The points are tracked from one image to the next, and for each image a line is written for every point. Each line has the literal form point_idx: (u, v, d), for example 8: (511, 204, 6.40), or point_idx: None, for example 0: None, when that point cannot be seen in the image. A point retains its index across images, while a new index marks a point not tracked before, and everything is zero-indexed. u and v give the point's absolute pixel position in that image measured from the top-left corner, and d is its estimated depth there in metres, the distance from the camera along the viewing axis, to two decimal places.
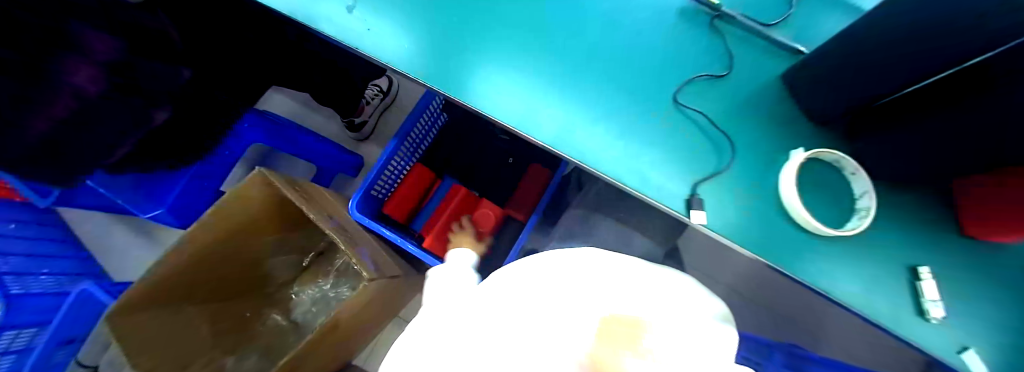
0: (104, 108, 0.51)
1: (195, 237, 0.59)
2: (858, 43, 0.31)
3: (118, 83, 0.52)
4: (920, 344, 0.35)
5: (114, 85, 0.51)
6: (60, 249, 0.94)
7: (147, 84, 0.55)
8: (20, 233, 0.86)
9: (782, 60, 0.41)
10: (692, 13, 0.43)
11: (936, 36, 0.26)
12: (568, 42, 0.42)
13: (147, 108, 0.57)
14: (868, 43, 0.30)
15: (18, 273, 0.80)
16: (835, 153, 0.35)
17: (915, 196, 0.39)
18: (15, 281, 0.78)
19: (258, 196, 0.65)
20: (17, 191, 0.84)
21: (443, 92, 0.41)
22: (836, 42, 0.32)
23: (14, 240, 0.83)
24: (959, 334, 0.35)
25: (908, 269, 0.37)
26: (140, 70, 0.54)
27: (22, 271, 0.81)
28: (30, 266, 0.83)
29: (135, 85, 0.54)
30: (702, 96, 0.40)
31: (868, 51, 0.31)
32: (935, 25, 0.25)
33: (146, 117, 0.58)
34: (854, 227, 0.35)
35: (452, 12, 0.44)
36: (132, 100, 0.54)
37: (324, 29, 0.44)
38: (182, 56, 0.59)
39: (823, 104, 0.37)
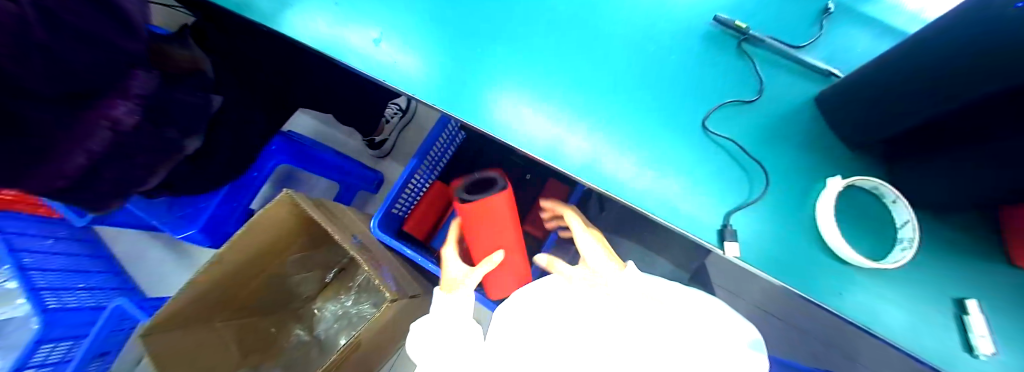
0: (137, 140, 0.51)
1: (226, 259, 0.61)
2: (919, 67, 0.29)
3: (152, 116, 0.51)
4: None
5: (148, 117, 0.51)
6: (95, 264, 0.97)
7: (179, 116, 0.56)
8: (57, 249, 0.90)
9: (814, 83, 0.41)
10: (718, 37, 0.43)
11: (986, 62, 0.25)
12: (592, 71, 0.43)
13: (180, 138, 0.58)
14: (925, 66, 0.29)
15: (55, 288, 0.83)
16: (872, 180, 0.35)
17: (959, 222, 0.37)
18: (53, 295, 0.82)
19: (285, 216, 0.67)
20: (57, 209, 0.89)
21: (471, 123, 0.41)
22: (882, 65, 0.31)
23: (52, 255, 0.88)
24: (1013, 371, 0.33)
25: (955, 302, 0.35)
26: (172, 104, 0.54)
27: (59, 287, 0.84)
28: (67, 281, 0.87)
29: (168, 117, 0.54)
30: (732, 122, 0.39)
31: (914, 75, 0.30)
32: (992, 51, 0.24)
33: (177, 146, 0.58)
34: (897, 261, 0.33)
35: (477, 44, 0.45)
36: (165, 132, 0.54)
37: (352, 63, 0.45)
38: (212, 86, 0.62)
39: (859, 128, 0.36)
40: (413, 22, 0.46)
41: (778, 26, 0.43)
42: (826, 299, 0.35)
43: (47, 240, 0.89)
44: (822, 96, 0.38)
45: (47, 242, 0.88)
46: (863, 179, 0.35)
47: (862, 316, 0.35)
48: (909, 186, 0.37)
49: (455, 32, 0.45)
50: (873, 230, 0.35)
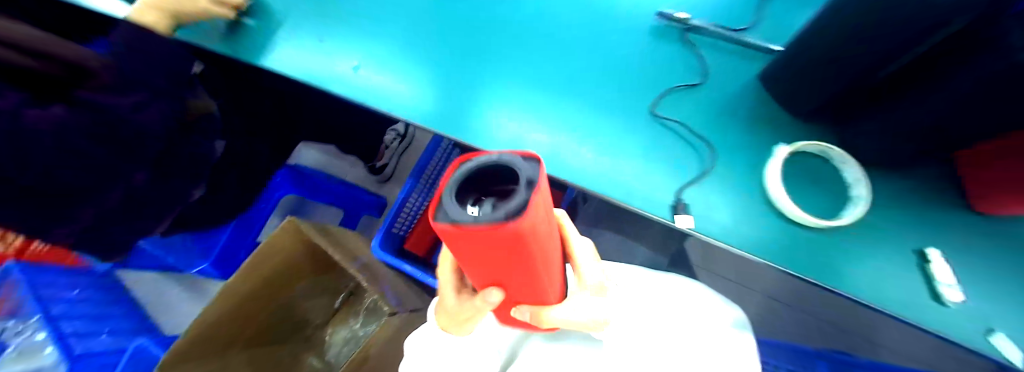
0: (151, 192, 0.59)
1: (234, 289, 0.64)
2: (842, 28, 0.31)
3: (158, 167, 0.59)
4: (934, 331, 0.34)
5: (155, 170, 0.58)
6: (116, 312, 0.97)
7: (179, 163, 0.62)
8: (83, 299, 0.93)
9: (757, 62, 0.44)
10: (664, 31, 0.46)
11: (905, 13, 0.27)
12: (551, 74, 0.47)
13: (189, 185, 0.65)
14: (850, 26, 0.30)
15: (81, 334, 0.84)
16: (820, 144, 0.37)
17: (915, 176, 0.39)
18: (78, 341, 0.81)
19: (290, 245, 0.70)
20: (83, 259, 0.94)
21: (444, 132, 0.45)
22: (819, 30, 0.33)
23: (79, 305, 0.91)
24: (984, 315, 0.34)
25: (915, 253, 0.37)
26: (179, 155, 0.62)
27: (86, 332, 0.85)
28: (93, 328, 0.87)
29: (171, 168, 0.61)
30: (680, 106, 0.43)
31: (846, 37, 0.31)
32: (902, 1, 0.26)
33: (183, 194, 0.64)
34: (843, 218, 0.36)
35: (447, 62, 0.49)
36: (172, 182, 0.61)
37: (336, 89, 0.49)
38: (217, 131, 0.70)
39: (807, 95, 0.38)
40: (388, 48, 0.51)
41: (721, 14, 0.47)
42: (784, 261, 0.36)
43: (73, 290, 0.92)
44: (765, 72, 0.41)
45: (75, 293, 0.92)
46: (810, 144, 0.37)
47: (829, 277, 0.36)
48: (860, 146, 0.38)
49: (427, 54, 0.50)
50: (828, 191, 0.37)
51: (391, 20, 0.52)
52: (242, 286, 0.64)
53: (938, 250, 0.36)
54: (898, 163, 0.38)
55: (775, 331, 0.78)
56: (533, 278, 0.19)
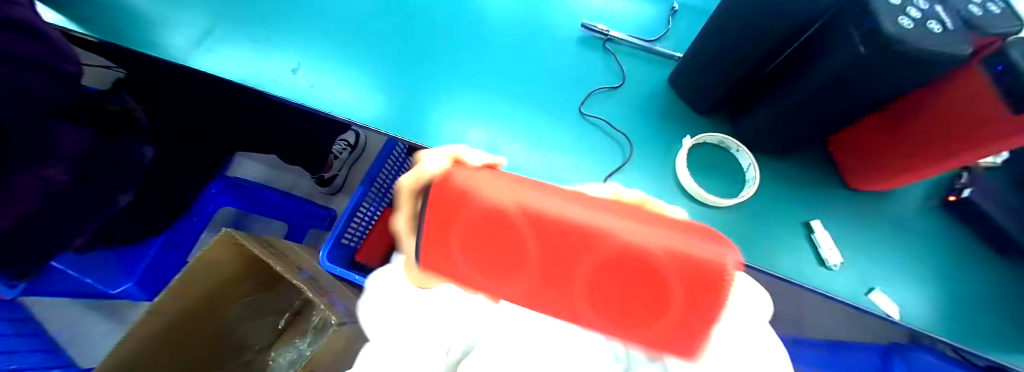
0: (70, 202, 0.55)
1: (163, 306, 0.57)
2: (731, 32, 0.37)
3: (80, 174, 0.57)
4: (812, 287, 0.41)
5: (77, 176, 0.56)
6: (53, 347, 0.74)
7: (104, 172, 0.59)
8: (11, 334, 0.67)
9: (666, 68, 0.50)
10: (589, 40, 0.52)
11: (781, 16, 0.32)
12: (489, 76, 0.50)
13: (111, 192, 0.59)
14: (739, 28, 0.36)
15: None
16: (717, 135, 0.44)
17: (791, 161, 0.47)
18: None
19: (229, 261, 0.65)
20: None
21: (386, 133, 0.46)
22: (711, 36, 0.38)
23: (12, 342, 0.66)
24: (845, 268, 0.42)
25: (803, 225, 0.44)
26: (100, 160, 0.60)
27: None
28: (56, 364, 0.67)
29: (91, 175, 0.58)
30: (602, 106, 0.48)
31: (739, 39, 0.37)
32: (776, 5, 0.32)
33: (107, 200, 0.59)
34: (743, 195, 0.42)
35: (388, 66, 0.50)
36: (96, 187, 0.58)
37: (275, 91, 0.48)
38: (146, 136, 0.64)
39: (708, 93, 0.44)
40: (328, 52, 0.51)
41: (637, 26, 0.53)
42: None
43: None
44: (673, 77, 0.47)
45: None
46: (708, 135, 0.44)
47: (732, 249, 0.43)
48: (752, 136, 0.45)
49: (367, 58, 0.51)
50: (728, 175, 0.44)
51: (331, 26, 0.53)
52: (171, 304, 0.58)
53: (819, 221, 0.44)
54: (777, 152, 0.45)
55: None
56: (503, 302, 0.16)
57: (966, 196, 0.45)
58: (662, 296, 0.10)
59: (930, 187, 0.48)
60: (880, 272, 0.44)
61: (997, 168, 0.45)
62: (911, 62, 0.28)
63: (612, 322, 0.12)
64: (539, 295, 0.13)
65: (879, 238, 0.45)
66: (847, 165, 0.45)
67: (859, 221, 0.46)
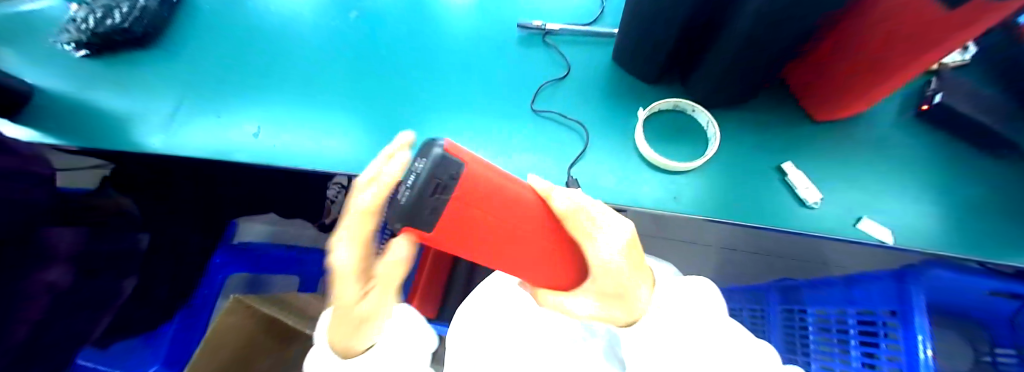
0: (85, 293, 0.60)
1: None
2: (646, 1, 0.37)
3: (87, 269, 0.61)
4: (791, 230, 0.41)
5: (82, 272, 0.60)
6: None
7: (111, 263, 0.63)
8: None
9: (608, 47, 0.50)
10: (528, 38, 0.52)
11: None
12: (441, 95, 0.51)
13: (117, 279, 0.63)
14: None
15: None
16: (670, 100, 0.44)
17: (753, 109, 0.46)
18: None
19: (241, 326, 0.64)
20: None
21: (354, 174, 0.48)
22: (632, 9, 0.38)
23: None
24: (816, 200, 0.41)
25: (776, 170, 0.44)
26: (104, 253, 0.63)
27: None
28: None
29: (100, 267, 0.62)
30: (553, 99, 0.48)
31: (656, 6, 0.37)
32: None
33: (113, 290, 0.63)
34: (707, 154, 0.42)
35: (343, 108, 0.52)
36: (102, 277, 0.62)
37: (243, 158, 0.50)
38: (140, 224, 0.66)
39: (650, 62, 0.44)
40: (283, 108, 0.53)
41: (572, 13, 0.53)
42: (663, 206, 0.42)
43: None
44: (615, 55, 0.48)
45: None
46: (660, 103, 0.44)
47: (708, 210, 0.42)
48: (705, 94, 0.44)
49: (321, 106, 0.52)
50: (689, 137, 0.44)
51: (282, 82, 0.55)
52: None
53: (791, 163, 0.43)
54: (733, 103, 0.45)
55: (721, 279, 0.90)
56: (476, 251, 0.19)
57: (937, 101, 0.44)
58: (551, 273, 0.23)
59: (902, 100, 0.47)
60: (861, 198, 0.43)
61: (965, 66, 0.43)
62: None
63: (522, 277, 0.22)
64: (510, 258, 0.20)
65: (854, 165, 0.44)
66: (808, 100, 0.44)
67: (833, 152, 0.45)
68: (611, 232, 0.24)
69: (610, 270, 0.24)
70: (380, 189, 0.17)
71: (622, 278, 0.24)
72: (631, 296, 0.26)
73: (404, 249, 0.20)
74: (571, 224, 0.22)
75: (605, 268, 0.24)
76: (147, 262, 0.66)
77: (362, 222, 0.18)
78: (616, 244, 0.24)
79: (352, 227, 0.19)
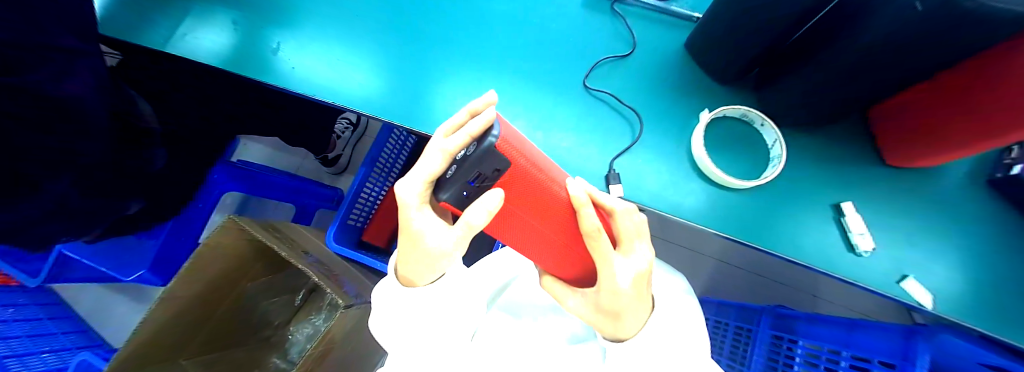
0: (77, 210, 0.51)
1: (177, 297, 0.56)
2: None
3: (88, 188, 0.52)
4: (837, 276, 0.38)
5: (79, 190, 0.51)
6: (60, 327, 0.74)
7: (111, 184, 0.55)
8: (20, 316, 0.68)
9: (682, 31, 0.45)
10: (595, 2, 0.46)
11: None
12: (483, 45, 0.46)
13: (114, 204, 0.56)
14: None
15: (58, 355, 0.66)
16: (739, 108, 0.40)
17: (818, 136, 0.42)
18: (57, 361, 0.65)
19: (233, 248, 0.60)
20: (12, 270, 0.65)
21: (373, 114, 0.43)
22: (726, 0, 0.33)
23: (12, 323, 0.65)
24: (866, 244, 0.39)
25: (832, 207, 0.40)
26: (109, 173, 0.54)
27: (60, 358, 0.66)
28: (63, 354, 0.67)
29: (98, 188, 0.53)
30: (608, 78, 0.44)
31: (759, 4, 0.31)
32: None
33: (114, 209, 0.57)
34: (766, 176, 0.39)
35: (375, 39, 0.47)
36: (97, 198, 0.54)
37: (254, 74, 0.45)
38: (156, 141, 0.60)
39: (729, 61, 0.39)
40: (306, 29, 0.47)
41: None
42: (704, 221, 0.39)
43: (8, 308, 0.67)
44: (690, 44, 0.43)
45: (9, 310, 0.66)
46: (727, 109, 0.40)
47: (754, 237, 0.39)
48: (778, 109, 0.40)
49: (349, 30, 0.47)
50: (751, 152, 0.41)
51: None
52: (187, 293, 0.57)
53: (851, 202, 0.40)
54: (803, 123, 0.41)
55: (715, 290, 0.90)
56: (523, 229, 0.26)
57: (1014, 173, 0.39)
58: (576, 258, 0.30)
59: (976, 162, 0.43)
60: (910, 254, 0.40)
61: None
62: (975, 26, 0.23)
63: (553, 255, 0.30)
64: (548, 237, 0.27)
65: (907, 218, 0.41)
66: (885, 139, 0.40)
67: (890, 199, 0.41)
68: (627, 264, 0.28)
69: (614, 293, 0.28)
70: (457, 138, 0.22)
71: (620, 303, 0.29)
72: (618, 317, 0.30)
73: (486, 214, 0.22)
74: (594, 245, 0.26)
75: (608, 289, 0.28)
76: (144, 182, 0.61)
77: (438, 164, 0.23)
78: (628, 275, 0.28)
79: (428, 166, 0.24)
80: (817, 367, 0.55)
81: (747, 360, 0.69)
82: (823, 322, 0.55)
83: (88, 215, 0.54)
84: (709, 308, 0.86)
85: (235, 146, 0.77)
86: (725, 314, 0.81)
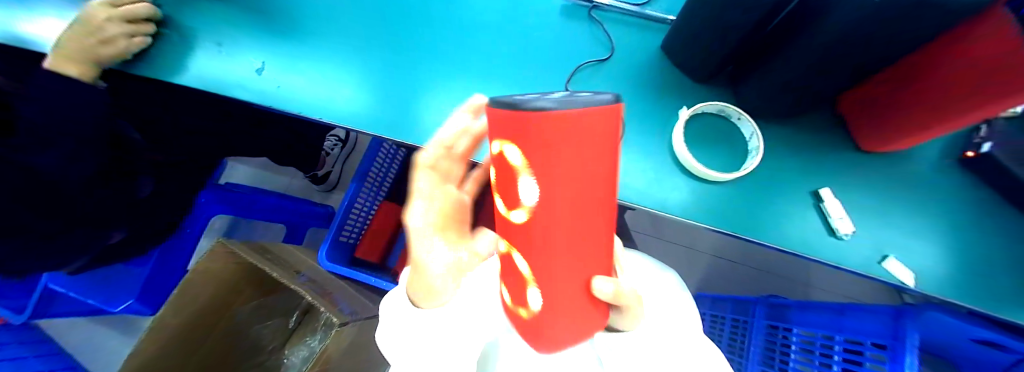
0: (57, 242, 0.50)
1: (165, 326, 0.54)
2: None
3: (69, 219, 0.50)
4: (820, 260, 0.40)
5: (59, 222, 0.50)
6: (45, 365, 0.72)
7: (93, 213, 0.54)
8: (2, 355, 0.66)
9: (658, 33, 0.47)
10: (573, 9, 0.48)
11: None
12: (468, 56, 0.47)
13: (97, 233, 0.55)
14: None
15: None
16: (716, 104, 0.41)
17: (794, 126, 0.44)
18: None
19: (221, 271, 0.59)
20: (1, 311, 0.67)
21: (362, 128, 0.44)
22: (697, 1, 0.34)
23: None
24: (845, 227, 0.40)
25: (812, 194, 0.42)
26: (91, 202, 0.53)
27: None
28: None
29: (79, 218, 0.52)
30: (590, 82, 0.45)
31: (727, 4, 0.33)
32: None
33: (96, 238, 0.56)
34: (747, 168, 0.40)
35: (361, 55, 0.47)
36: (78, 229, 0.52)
37: (241, 95, 0.45)
38: (142, 168, 0.60)
39: (704, 59, 0.40)
40: (292, 48, 0.48)
41: None
42: (690, 214, 0.40)
43: None
44: (666, 45, 0.44)
45: None
46: (704, 105, 0.41)
47: (738, 227, 0.40)
48: (755, 102, 0.41)
49: (334, 47, 0.48)
50: (730, 144, 0.42)
51: (293, 15, 0.49)
52: (175, 320, 0.55)
53: (829, 188, 0.41)
54: (779, 115, 0.42)
55: (710, 285, 0.91)
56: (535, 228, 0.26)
57: (985, 151, 0.40)
58: None
59: (947, 143, 0.44)
60: (890, 236, 0.41)
61: None
62: (926, 14, 0.24)
63: None
64: None
65: (885, 202, 0.42)
66: (858, 126, 0.41)
67: (866, 183, 0.43)
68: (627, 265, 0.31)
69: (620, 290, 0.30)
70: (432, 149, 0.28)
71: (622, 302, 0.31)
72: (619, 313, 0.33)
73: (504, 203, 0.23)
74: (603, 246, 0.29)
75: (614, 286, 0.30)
76: (129, 208, 0.59)
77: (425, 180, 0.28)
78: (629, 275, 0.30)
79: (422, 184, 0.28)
80: (813, 354, 0.56)
81: (746, 353, 0.70)
82: (814, 309, 0.56)
83: (71, 246, 0.53)
84: (705, 304, 0.87)
85: (222, 168, 0.76)
86: (721, 308, 0.82)
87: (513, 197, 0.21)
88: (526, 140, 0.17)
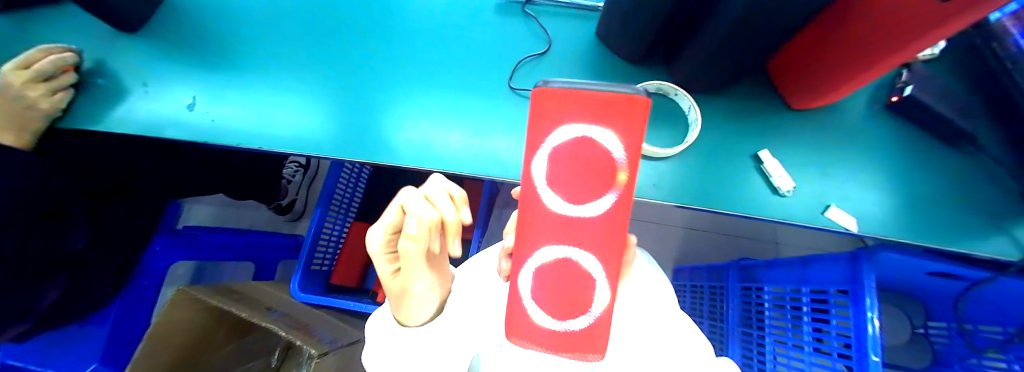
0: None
1: None
2: None
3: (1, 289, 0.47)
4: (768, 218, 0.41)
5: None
6: None
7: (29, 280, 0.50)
8: None
9: (592, 21, 0.48)
10: (507, 7, 0.48)
11: None
12: (408, 65, 0.46)
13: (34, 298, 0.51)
14: None
15: None
16: (652, 83, 0.43)
17: (729, 95, 0.45)
18: None
19: (186, 320, 0.56)
20: None
21: (306, 152, 0.42)
22: None
23: None
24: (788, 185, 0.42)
25: (753, 157, 0.44)
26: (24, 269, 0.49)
27: None
28: None
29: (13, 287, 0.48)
30: (531, 76, 0.45)
31: None
32: None
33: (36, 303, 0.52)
34: (688, 140, 0.42)
35: (297, 77, 0.46)
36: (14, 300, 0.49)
37: (173, 134, 0.43)
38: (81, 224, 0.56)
39: (635, 40, 0.41)
40: (224, 78, 0.46)
41: None
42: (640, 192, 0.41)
43: None
44: (599, 31, 0.45)
45: None
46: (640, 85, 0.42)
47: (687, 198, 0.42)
48: (688, 77, 0.43)
49: (269, 73, 0.46)
50: (670, 120, 0.44)
51: (222, 44, 0.47)
52: None
53: (767, 150, 0.43)
54: (713, 87, 0.44)
55: (688, 257, 0.93)
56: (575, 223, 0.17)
57: (908, 94, 0.43)
58: None
59: (875, 91, 0.47)
60: (831, 187, 0.43)
61: (933, 59, 0.43)
62: None
63: None
64: None
65: (822, 156, 0.45)
66: (787, 87, 0.43)
67: (803, 140, 0.45)
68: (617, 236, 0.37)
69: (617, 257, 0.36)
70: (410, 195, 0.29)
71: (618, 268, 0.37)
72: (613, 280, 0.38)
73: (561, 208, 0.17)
74: None
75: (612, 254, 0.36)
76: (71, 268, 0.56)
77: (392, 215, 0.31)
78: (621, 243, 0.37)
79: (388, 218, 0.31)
80: (785, 308, 0.58)
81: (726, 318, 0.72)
82: (780, 265, 0.58)
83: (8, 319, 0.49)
84: (685, 276, 0.89)
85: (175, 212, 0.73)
86: (700, 278, 0.84)
87: (599, 186, 0.15)
88: (630, 124, 0.14)
